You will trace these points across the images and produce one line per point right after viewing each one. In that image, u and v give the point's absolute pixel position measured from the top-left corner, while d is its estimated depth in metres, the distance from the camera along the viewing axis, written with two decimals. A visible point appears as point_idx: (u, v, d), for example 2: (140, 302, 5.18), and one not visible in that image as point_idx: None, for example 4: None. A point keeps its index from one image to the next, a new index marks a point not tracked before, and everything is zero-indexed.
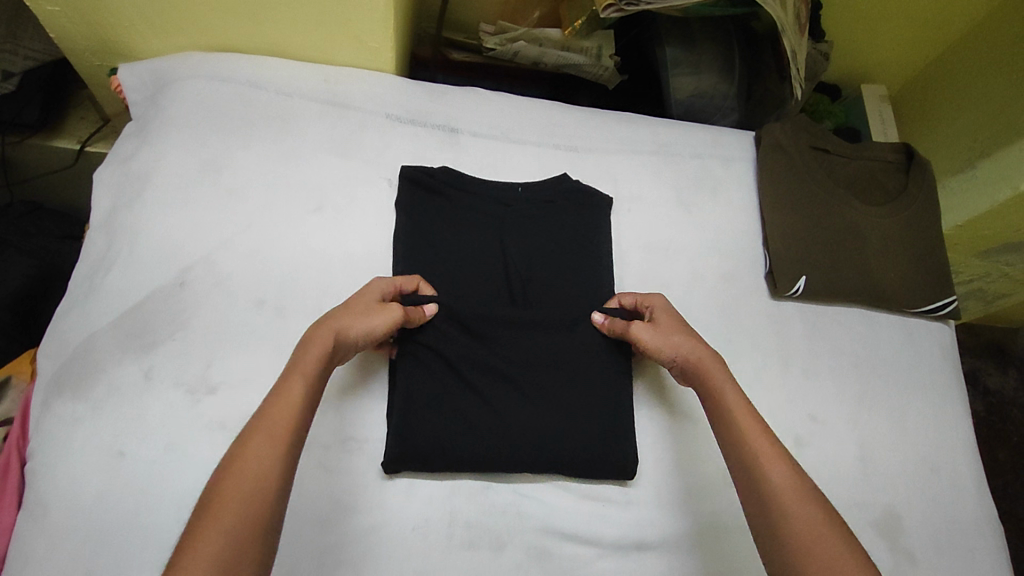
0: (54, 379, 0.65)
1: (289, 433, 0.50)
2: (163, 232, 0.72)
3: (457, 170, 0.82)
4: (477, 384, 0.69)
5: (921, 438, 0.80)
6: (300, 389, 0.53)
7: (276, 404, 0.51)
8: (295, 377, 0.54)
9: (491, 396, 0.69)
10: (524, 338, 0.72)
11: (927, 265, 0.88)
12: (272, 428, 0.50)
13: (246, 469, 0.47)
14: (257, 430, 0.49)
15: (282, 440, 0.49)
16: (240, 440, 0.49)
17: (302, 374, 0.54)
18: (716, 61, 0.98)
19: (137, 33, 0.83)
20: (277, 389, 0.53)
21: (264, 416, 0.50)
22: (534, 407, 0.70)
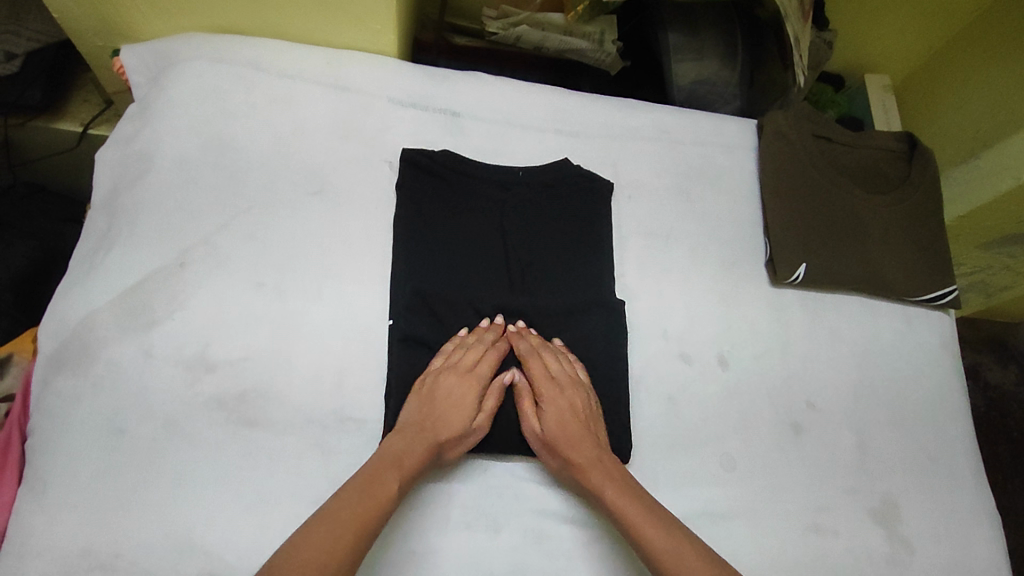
0: (54, 356, 0.65)
1: (370, 519, 0.55)
2: (163, 212, 0.72)
3: (457, 154, 0.82)
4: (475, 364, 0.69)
5: (920, 426, 0.80)
6: (394, 488, 0.58)
7: (366, 487, 0.57)
8: (392, 474, 0.59)
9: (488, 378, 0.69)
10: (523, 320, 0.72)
11: (930, 255, 0.87)
12: (350, 521, 0.54)
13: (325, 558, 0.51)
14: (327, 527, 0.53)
15: (368, 520, 0.55)
16: (315, 517, 0.54)
17: (398, 468, 0.60)
18: (718, 48, 0.98)
19: (139, 14, 0.82)
20: (351, 489, 0.57)
21: (349, 497, 0.56)
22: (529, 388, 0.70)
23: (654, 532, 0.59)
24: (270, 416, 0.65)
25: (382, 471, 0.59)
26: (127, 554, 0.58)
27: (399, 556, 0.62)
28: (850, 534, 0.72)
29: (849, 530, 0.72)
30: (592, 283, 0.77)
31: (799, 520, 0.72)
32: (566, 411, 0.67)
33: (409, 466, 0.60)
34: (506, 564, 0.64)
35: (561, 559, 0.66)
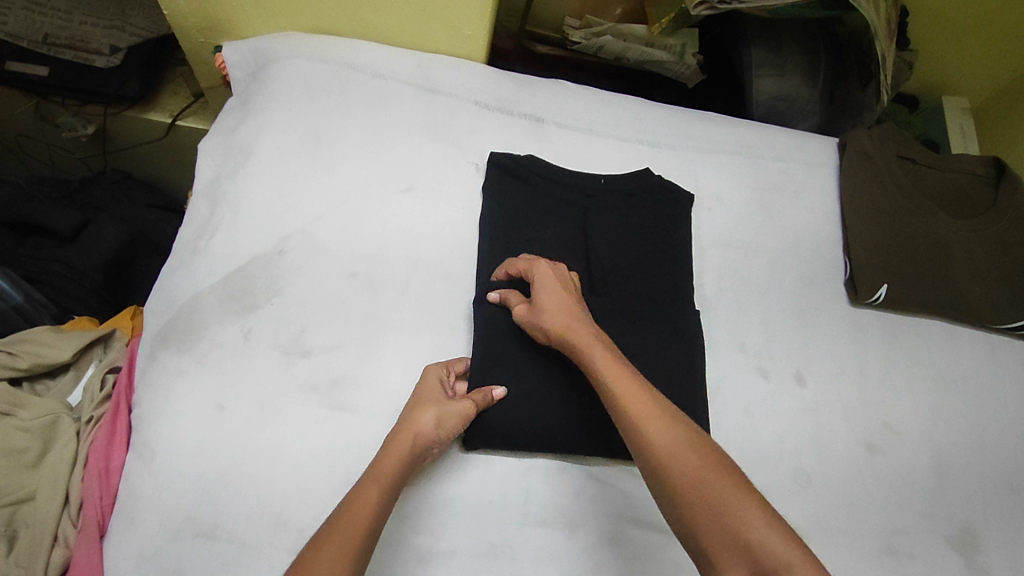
0: (160, 332, 0.69)
1: (362, 536, 0.50)
2: (263, 201, 0.75)
3: (542, 159, 0.83)
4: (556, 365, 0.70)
5: (1001, 457, 0.78)
6: (376, 494, 0.54)
7: (353, 504, 0.52)
8: (370, 485, 0.55)
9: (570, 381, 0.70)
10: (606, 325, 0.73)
11: (1016, 283, 0.85)
12: (358, 515, 0.51)
13: (332, 555, 0.47)
14: (334, 528, 0.50)
15: (358, 540, 0.49)
16: (311, 545, 0.49)
17: (375, 479, 0.55)
18: (801, 64, 0.98)
19: (244, 14, 0.87)
20: (354, 491, 0.54)
21: (340, 519, 0.51)
22: None
23: (643, 407, 0.54)
24: (359, 402, 0.67)
25: (375, 469, 0.56)
26: (224, 525, 0.60)
27: (477, 548, 0.64)
28: (928, 560, 0.71)
29: (927, 556, 0.71)
30: (671, 293, 0.77)
31: (875, 542, 0.71)
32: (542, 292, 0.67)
33: (387, 475, 0.56)
34: (581, 564, 0.65)
35: (637, 563, 0.66)
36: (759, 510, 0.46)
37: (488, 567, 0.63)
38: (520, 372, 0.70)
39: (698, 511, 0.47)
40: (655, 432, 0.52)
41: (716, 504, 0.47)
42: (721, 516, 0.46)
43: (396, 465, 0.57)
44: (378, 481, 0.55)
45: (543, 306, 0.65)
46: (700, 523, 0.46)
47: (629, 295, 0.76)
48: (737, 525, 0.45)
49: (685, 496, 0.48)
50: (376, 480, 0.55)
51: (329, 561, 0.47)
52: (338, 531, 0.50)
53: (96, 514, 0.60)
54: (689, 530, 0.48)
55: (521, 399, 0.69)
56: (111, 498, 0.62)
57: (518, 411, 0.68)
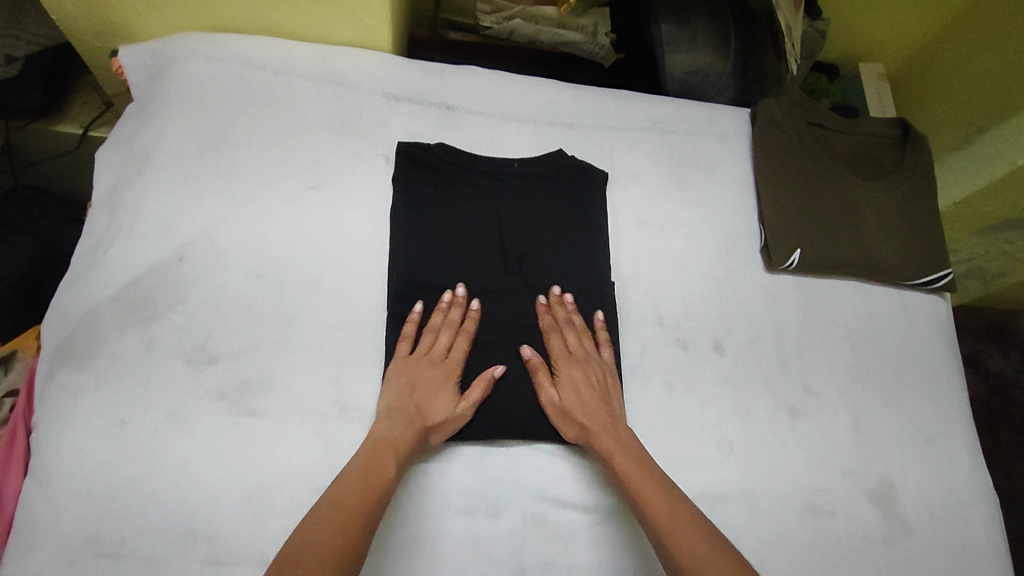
0: (57, 350, 0.66)
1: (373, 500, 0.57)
2: (163, 208, 0.73)
3: (453, 146, 0.82)
4: None
5: (916, 409, 0.80)
6: (392, 467, 0.60)
7: (368, 472, 0.59)
8: (388, 456, 0.61)
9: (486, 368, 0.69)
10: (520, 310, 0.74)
11: (925, 239, 0.88)
12: (369, 484, 0.58)
13: (345, 512, 0.54)
14: (348, 490, 0.56)
15: (367, 505, 0.56)
16: (320, 504, 0.55)
17: (394, 451, 0.62)
18: (712, 38, 0.98)
19: (136, 15, 0.84)
20: (367, 459, 0.60)
21: (355, 482, 0.57)
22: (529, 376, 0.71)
23: (647, 485, 0.62)
24: (270, 406, 0.66)
25: (393, 440, 0.63)
26: (130, 543, 0.59)
27: (397, 542, 0.63)
28: (846, 514, 0.72)
29: (846, 510, 0.73)
30: (587, 273, 0.77)
31: (796, 502, 0.72)
32: (579, 380, 0.70)
33: (404, 448, 0.62)
34: (506, 549, 0.65)
35: (560, 543, 0.66)
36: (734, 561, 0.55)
37: (408, 561, 0.62)
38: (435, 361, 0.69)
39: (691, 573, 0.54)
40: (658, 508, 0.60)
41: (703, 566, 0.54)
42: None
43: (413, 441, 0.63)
44: (393, 453, 0.61)
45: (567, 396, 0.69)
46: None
47: (543, 278, 0.76)
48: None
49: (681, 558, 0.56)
50: (392, 451, 0.62)
51: (332, 523, 0.53)
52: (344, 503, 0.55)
53: None
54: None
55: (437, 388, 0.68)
56: (5, 527, 0.61)
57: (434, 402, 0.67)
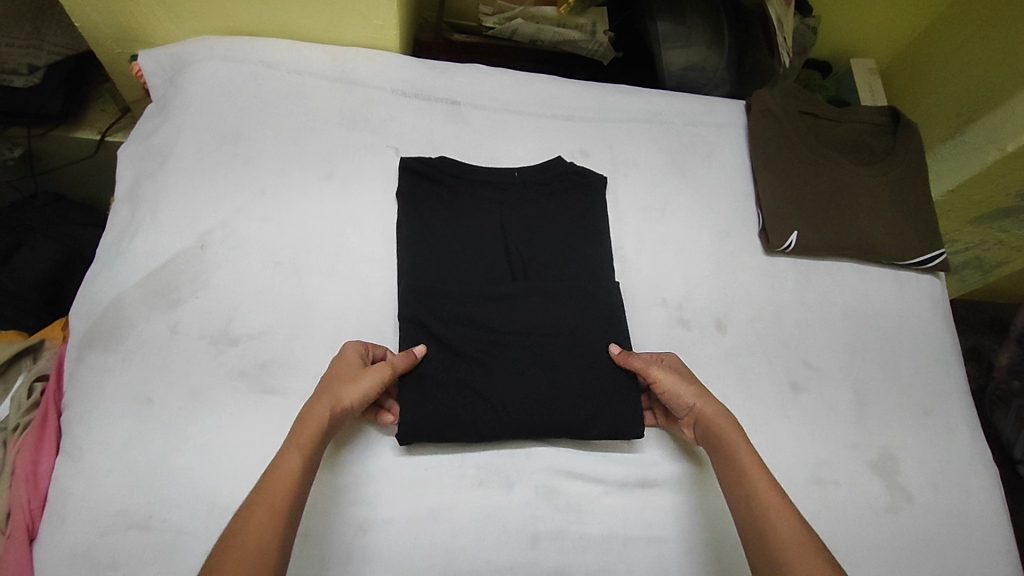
0: (86, 335, 0.69)
1: (281, 509, 0.52)
2: (185, 198, 0.77)
3: (454, 159, 0.84)
4: (481, 331, 0.72)
5: (915, 384, 0.83)
6: (296, 464, 0.55)
7: (274, 476, 0.54)
8: (291, 452, 0.56)
9: (498, 345, 0.72)
10: (529, 295, 0.75)
11: (917, 221, 0.91)
12: (280, 482, 0.53)
13: (254, 526, 0.50)
14: (258, 497, 0.52)
15: (278, 515, 0.51)
16: (237, 513, 0.51)
17: (298, 447, 0.56)
18: (706, 34, 1.02)
19: (156, 20, 0.88)
20: (276, 459, 0.55)
21: (262, 490, 0.53)
22: (539, 353, 0.72)
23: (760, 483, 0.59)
24: (289, 384, 0.69)
25: (295, 435, 0.58)
26: (159, 514, 0.61)
27: (416, 512, 0.65)
28: (849, 484, 0.74)
29: (850, 480, 0.75)
30: (592, 261, 0.79)
31: (800, 472, 0.74)
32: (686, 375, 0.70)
33: (309, 442, 0.57)
34: (520, 518, 0.67)
35: (572, 512, 0.68)
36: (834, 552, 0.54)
37: (426, 529, 0.65)
38: (448, 335, 0.71)
39: (786, 556, 0.53)
40: (764, 491, 0.58)
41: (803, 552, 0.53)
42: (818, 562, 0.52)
43: (316, 431, 0.58)
44: (302, 449, 0.56)
45: (674, 382, 0.68)
46: None
47: (545, 266, 0.78)
48: None
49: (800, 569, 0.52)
50: (299, 447, 0.57)
51: (253, 526, 0.50)
52: (262, 503, 0.51)
53: (23, 518, 0.61)
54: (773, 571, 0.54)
55: (450, 366, 0.70)
56: (40, 501, 0.63)
57: (450, 375, 0.70)
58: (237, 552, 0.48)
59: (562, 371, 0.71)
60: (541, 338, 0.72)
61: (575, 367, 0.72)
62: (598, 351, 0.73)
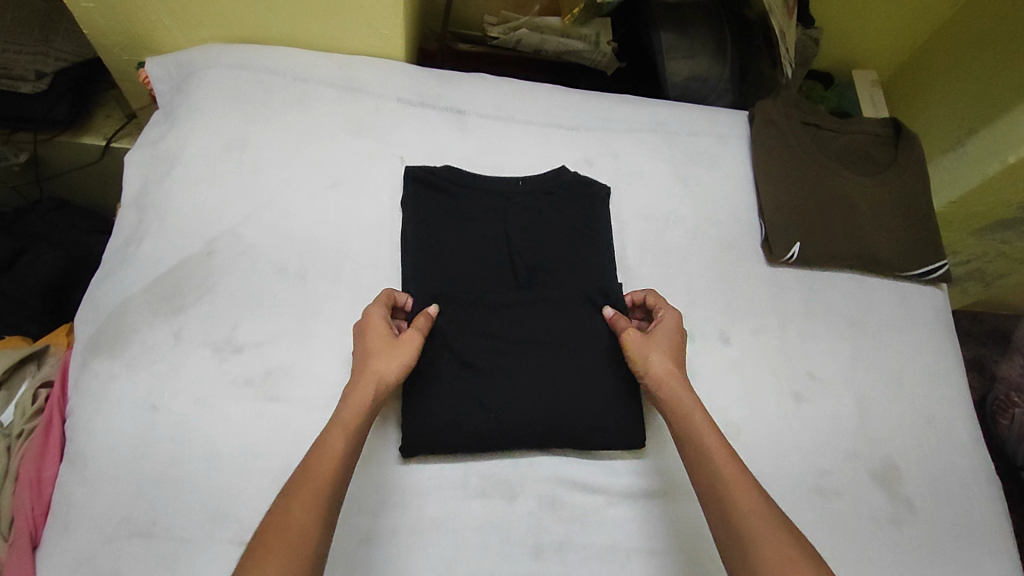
0: (91, 341, 0.69)
1: (329, 487, 0.54)
2: (191, 205, 0.77)
3: (459, 168, 0.85)
4: (488, 340, 0.72)
5: (918, 395, 0.83)
6: (341, 445, 0.57)
7: (319, 456, 0.56)
8: (336, 432, 0.58)
9: (504, 354, 0.72)
10: (533, 304, 0.75)
11: (920, 231, 0.91)
12: (325, 464, 0.55)
13: (301, 503, 0.52)
14: (303, 476, 0.54)
15: (324, 490, 0.53)
16: (285, 492, 0.53)
17: (344, 428, 0.58)
18: (709, 45, 1.03)
19: (164, 27, 0.88)
20: (322, 439, 0.57)
21: (309, 468, 0.55)
22: (546, 362, 0.72)
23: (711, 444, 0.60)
24: (293, 392, 0.69)
25: (338, 416, 0.60)
26: (162, 522, 0.61)
27: (419, 523, 0.65)
28: (852, 495, 0.74)
29: (853, 492, 0.75)
30: (596, 272, 0.79)
31: (803, 484, 0.74)
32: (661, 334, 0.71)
33: (353, 425, 0.59)
34: (523, 529, 0.67)
35: (576, 523, 0.68)
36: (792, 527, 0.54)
37: (429, 540, 0.65)
38: (454, 345, 0.71)
39: (735, 514, 0.55)
40: (715, 451, 0.60)
41: (764, 527, 0.54)
42: (763, 526, 0.54)
43: (359, 412, 0.60)
44: (345, 429, 0.58)
45: (644, 347, 0.69)
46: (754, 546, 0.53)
47: (549, 275, 0.78)
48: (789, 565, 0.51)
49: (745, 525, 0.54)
50: (344, 428, 0.58)
51: (300, 503, 0.52)
52: (309, 481, 0.53)
53: (27, 525, 0.61)
54: (734, 550, 0.54)
55: (455, 372, 0.70)
56: (43, 508, 0.63)
57: (456, 382, 0.70)
58: (288, 527, 0.50)
59: (569, 381, 0.71)
60: (544, 346, 0.73)
61: (581, 377, 0.72)
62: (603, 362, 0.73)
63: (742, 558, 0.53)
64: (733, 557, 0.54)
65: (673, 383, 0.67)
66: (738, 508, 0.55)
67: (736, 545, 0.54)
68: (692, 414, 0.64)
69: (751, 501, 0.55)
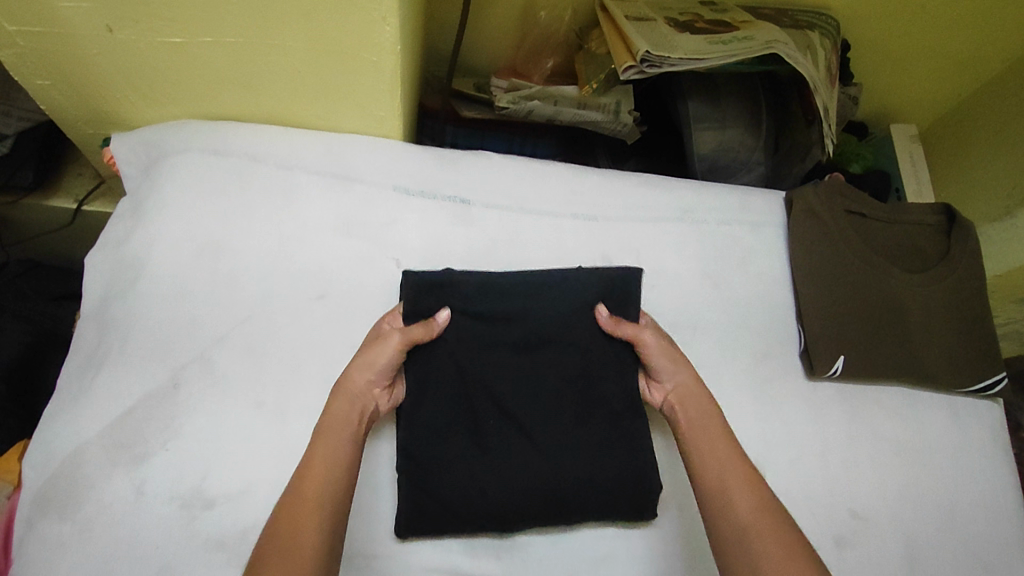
0: (39, 495, 0.61)
1: (320, 496, 0.52)
2: (156, 325, 0.68)
3: (461, 271, 0.75)
4: (488, 478, 0.64)
5: (969, 532, 0.75)
6: (321, 453, 0.55)
7: (306, 468, 0.54)
8: (317, 444, 0.56)
9: (507, 490, 0.64)
10: (544, 456, 0.65)
11: (974, 339, 0.81)
12: (321, 459, 0.54)
13: (294, 516, 0.50)
14: (291, 492, 0.52)
15: (317, 498, 0.52)
16: (277, 506, 0.52)
17: (323, 439, 0.56)
18: (741, 116, 0.93)
19: (131, 104, 0.78)
20: (306, 455, 0.55)
21: (296, 483, 0.53)
22: (551, 498, 0.64)
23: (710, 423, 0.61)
24: None
25: (320, 428, 0.57)
26: None
27: None
28: None
29: None
30: (622, 406, 0.68)
31: None
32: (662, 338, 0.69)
33: (333, 432, 0.57)
34: None
35: None
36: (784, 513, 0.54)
37: None
38: (448, 487, 0.63)
39: (724, 483, 0.56)
40: (713, 430, 0.60)
41: (760, 518, 0.53)
42: (749, 499, 0.54)
43: (340, 421, 0.58)
44: (327, 440, 0.56)
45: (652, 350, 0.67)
46: (738, 514, 0.53)
47: (567, 412, 0.67)
48: (773, 535, 0.51)
49: (733, 497, 0.54)
50: (324, 440, 0.56)
51: (290, 517, 0.50)
52: (309, 473, 0.54)
53: None
54: (720, 517, 0.54)
55: (457, 485, 0.63)
56: None
57: (453, 510, 0.63)
58: (283, 535, 0.49)
59: (577, 507, 0.65)
60: (554, 512, 0.65)
61: (591, 505, 0.65)
62: (618, 496, 0.65)
63: (733, 542, 0.52)
64: (724, 543, 0.53)
65: (684, 382, 0.65)
66: (725, 481, 0.56)
67: (724, 514, 0.54)
68: (696, 395, 0.64)
69: (735, 468, 0.56)
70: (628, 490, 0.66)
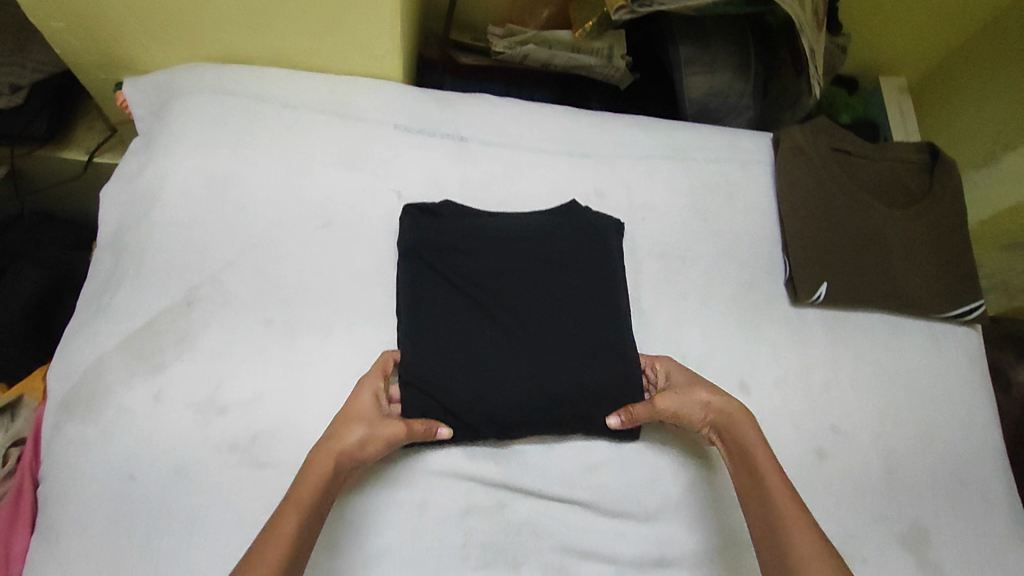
0: (64, 402, 0.65)
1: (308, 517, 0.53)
2: (169, 250, 0.72)
3: (458, 203, 0.79)
4: (485, 386, 0.68)
5: (946, 449, 0.78)
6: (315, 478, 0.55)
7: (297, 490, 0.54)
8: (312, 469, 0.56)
9: (503, 398, 0.67)
10: (538, 368, 0.69)
11: (955, 268, 0.85)
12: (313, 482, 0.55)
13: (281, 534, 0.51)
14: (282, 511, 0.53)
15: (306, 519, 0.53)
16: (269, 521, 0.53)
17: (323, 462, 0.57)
18: (731, 61, 0.95)
19: (141, 47, 0.82)
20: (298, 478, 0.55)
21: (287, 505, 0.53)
22: (545, 406, 0.68)
23: (749, 438, 0.63)
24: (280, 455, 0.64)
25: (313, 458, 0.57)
26: None
27: None
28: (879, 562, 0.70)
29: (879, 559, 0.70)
30: (608, 324, 0.73)
31: None
32: (690, 377, 0.69)
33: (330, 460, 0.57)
34: None
35: None
36: (825, 535, 0.56)
37: None
38: (447, 395, 0.67)
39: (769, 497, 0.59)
40: (751, 444, 0.63)
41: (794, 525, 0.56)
42: (791, 511, 0.57)
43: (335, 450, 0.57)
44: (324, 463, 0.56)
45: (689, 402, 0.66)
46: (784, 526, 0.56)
47: (557, 330, 0.72)
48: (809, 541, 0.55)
49: (775, 511, 0.58)
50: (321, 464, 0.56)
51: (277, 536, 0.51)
52: (299, 496, 0.54)
53: None
54: (767, 532, 0.58)
55: (456, 394, 0.67)
56: None
57: (452, 416, 0.67)
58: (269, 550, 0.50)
59: (570, 415, 0.69)
60: (547, 418, 0.68)
61: (583, 413, 0.69)
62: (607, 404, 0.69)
63: (777, 551, 0.56)
64: (765, 548, 0.57)
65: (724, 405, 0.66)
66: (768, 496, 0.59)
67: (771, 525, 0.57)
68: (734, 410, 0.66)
69: (776, 482, 0.60)
70: (617, 399, 0.70)
